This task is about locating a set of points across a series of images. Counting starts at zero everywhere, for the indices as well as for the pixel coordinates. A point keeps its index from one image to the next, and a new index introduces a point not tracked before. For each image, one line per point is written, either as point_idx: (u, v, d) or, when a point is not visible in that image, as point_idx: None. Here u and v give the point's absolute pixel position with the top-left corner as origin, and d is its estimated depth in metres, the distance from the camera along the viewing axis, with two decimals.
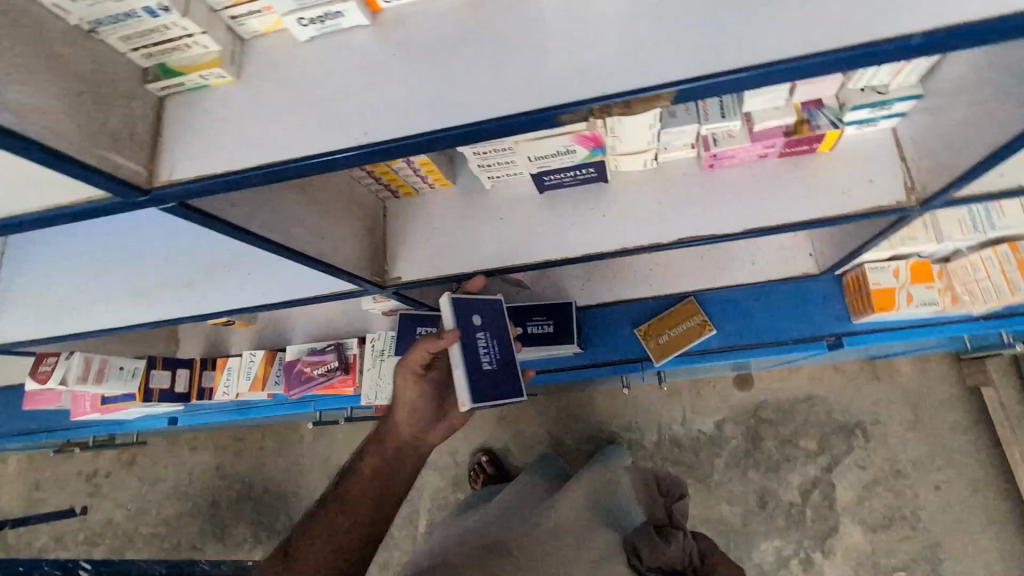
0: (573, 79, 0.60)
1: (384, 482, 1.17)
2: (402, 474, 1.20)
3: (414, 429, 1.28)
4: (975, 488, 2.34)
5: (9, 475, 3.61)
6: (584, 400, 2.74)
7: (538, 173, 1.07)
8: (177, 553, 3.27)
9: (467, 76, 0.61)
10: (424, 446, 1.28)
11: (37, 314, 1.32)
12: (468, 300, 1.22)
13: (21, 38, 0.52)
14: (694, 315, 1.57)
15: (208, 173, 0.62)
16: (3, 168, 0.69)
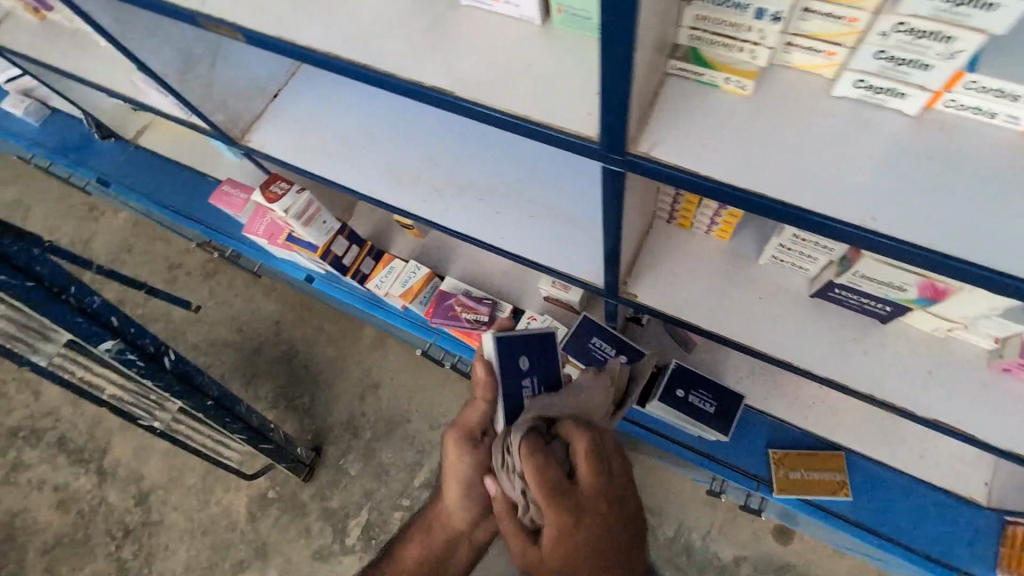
0: None
1: (446, 547, 1.44)
2: (460, 542, 1.45)
3: (465, 515, 1.40)
4: None
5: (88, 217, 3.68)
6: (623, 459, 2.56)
7: (831, 284, 1.03)
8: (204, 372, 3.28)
9: (991, 221, 0.60)
10: (473, 530, 1.44)
11: (299, 143, 1.38)
12: (514, 341, 1.22)
13: None
14: (837, 471, 1.51)
15: (693, 169, 0.64)
16: (477, 48, 0.72)
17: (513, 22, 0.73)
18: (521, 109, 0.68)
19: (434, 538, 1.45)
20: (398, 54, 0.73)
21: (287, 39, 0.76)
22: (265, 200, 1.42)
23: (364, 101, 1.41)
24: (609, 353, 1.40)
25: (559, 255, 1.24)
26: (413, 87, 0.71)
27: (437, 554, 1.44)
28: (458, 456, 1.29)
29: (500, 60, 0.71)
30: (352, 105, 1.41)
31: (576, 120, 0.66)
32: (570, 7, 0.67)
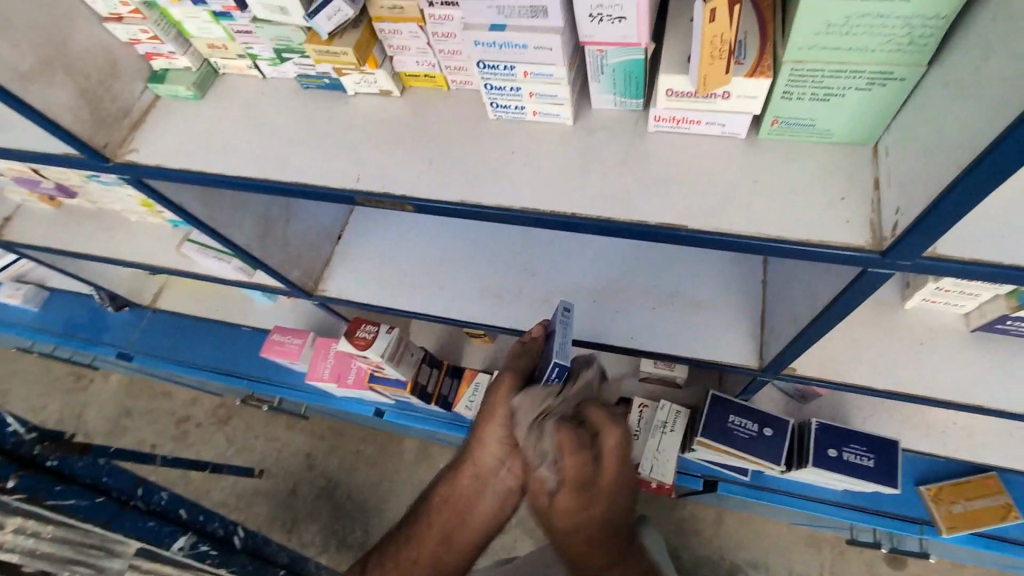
0: None
1: (461, 510, 0.98)
2: (487, 496, 0.96)
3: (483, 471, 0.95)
4: None
5: (65, 385, 3.31)
6: (714, 519, 2.37)
7: (1002, 318, 1.01)
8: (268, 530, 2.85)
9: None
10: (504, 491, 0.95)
11: (387, 282, 1.30)
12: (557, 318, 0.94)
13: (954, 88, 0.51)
14: (998, 495, 1.43)
15: (989, 260, 0.58)
16: (689, 177, 0.68)
17: (715, 141, 0.69)
18: (771, 231, 0.63)
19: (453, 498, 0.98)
20: (605, 197, 0.69)
21: (475, 203, 0.71)
22: (355, 348, 1.32)
23: (442, 226, 1.35)
24: (752, 429, 1.34)
25: (697, 345, 1.16)
26: (638, 229, 0.67)
27: (451, 515, 0.98)
28: (508, 391, 0.93)
29: (720, 184, 0.67)
30: (431, 232, 1.35)
31: (843, 233, 0.61)
32: (789, 118, 0.63)
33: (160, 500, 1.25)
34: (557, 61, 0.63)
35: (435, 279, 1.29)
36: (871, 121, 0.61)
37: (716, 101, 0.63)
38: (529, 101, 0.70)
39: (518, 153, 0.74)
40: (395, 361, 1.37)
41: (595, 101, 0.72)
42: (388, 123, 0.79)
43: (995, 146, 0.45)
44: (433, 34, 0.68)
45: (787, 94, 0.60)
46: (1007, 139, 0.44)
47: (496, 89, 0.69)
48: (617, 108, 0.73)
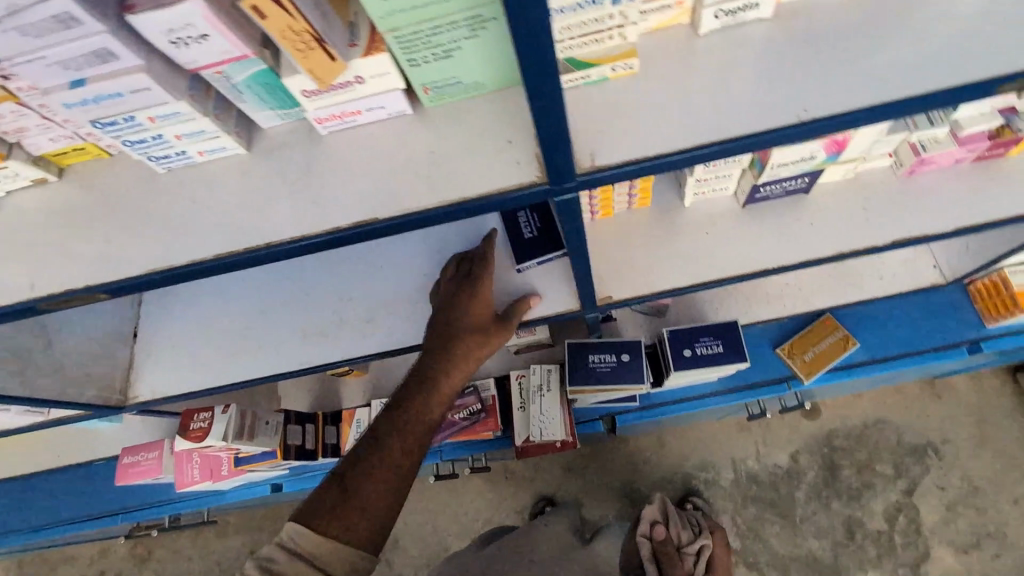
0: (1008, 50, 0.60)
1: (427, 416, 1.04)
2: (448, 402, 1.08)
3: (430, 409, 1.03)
4: (1016, 499, 2.58)
5: None
6: None
7: (755, 188, 1.10)
8: None
9: (896, 52, 0.62)
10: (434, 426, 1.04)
11: (201, 363, 1.21)
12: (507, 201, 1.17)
13: None
14: (837, 329, 1.60)
15: (638, 156, 0.61)
16: (375, 168, 0.66)
17: (388, 124, 0.67)
18: (455, 194, 0.63)
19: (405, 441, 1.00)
20: (296, 214, 0.65)
21: (166, 267, 0.65)
22: (194, 443, 1.21)
23: (245, 281, 1.27)
24: (611, 360, 1.37)
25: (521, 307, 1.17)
26: (337, 235, 0.64)
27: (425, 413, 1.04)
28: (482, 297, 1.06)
29: (401, 165, 0.66)
30: (234, 293, 1.26)
31: (515, 174, 0.62)
32: (434, 82, 0.63)
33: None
34: (167, 97, 0.58)
35: (251, 339, 1.22)
36: (503, 62, 0.62)
37: (354, 87, 0.61)
38: (183, 144, 0.65)
39: (201, 199, 0.68)
40: (245, 437, 1.25)
41: (261, 121, 0.68)
42: (54, 213, 0.70)
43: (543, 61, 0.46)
44: (32, 108, 0.60)
45: (412, 61, 0.60)
46: None
47: (137, 143, 0.64)
48: (288, 120, 0.69)
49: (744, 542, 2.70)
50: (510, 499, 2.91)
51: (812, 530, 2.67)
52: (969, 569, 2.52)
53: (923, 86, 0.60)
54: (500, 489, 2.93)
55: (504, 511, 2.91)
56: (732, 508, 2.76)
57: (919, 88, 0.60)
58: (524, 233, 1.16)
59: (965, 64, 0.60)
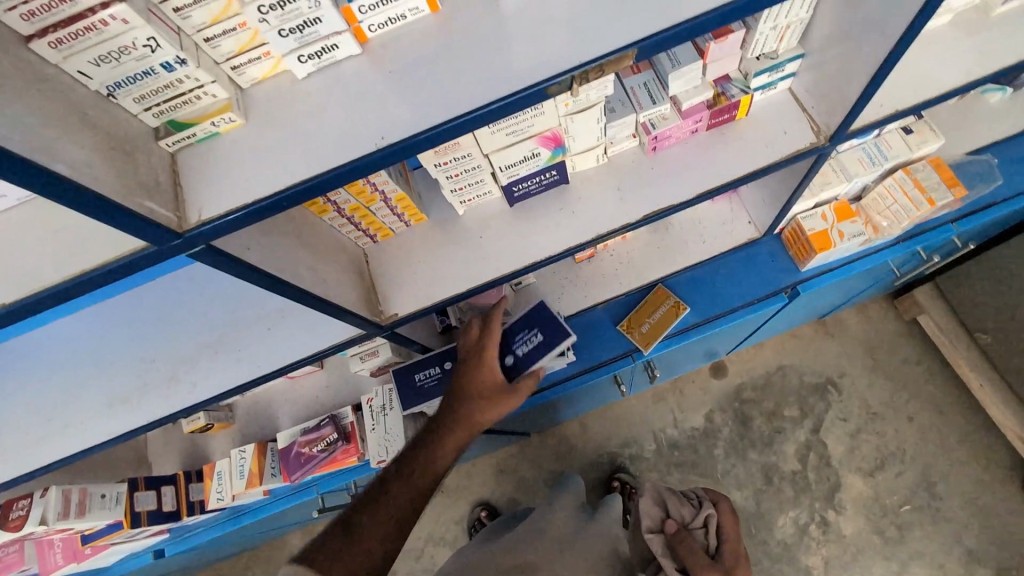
0: (555, 58, 0.67)
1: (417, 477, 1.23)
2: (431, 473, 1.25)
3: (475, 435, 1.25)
4: (912, 417, 2.72)
5: None
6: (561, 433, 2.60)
7: (507, 187, 1.16)
8: None
9: (467, 68, 0.68)
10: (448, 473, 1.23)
11: (3, 453, 1.19)
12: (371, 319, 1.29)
13: (57, 103, 0.56)
14: (667, 298, 1.69)
15: (241, 205, 0.65)
16: (8, 254, 0.68)
17: (22, 207, 0.71)
18: (74, 270, 0.65)
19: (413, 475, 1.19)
20: None
21: None
22: (14, 533, 1.21)
23: (50, 351, 1.24)
24: (436, 372, 1.41)
25: (314, 342, 1.19)
26: None
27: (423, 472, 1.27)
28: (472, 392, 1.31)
29: (32, 246, 0.68)
30: (41, 361, 1.24)
31: (129, 241, 0.65)
32: None
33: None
34: None
35: (53, 420, 1.21)
36: None
37: None
38: None
39: None
40: (74, 515, 1.26)
41: None
42: None
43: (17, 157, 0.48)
44: None
45: None
46: (11, 147, 0.48)
47: None
48: None
49: None
50: (448, 511, 2.93)
51: (733, 483, 2.75)
52: (878, 491, 2.64)
53: (483, 97, 0.66)
54: (436, 504, 2.96)
55: (444, 524, 2.92)
56: (657, 477, 2.82)
57: (483, 99, 0.66)
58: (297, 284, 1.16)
59: (519, 73, 0.67)
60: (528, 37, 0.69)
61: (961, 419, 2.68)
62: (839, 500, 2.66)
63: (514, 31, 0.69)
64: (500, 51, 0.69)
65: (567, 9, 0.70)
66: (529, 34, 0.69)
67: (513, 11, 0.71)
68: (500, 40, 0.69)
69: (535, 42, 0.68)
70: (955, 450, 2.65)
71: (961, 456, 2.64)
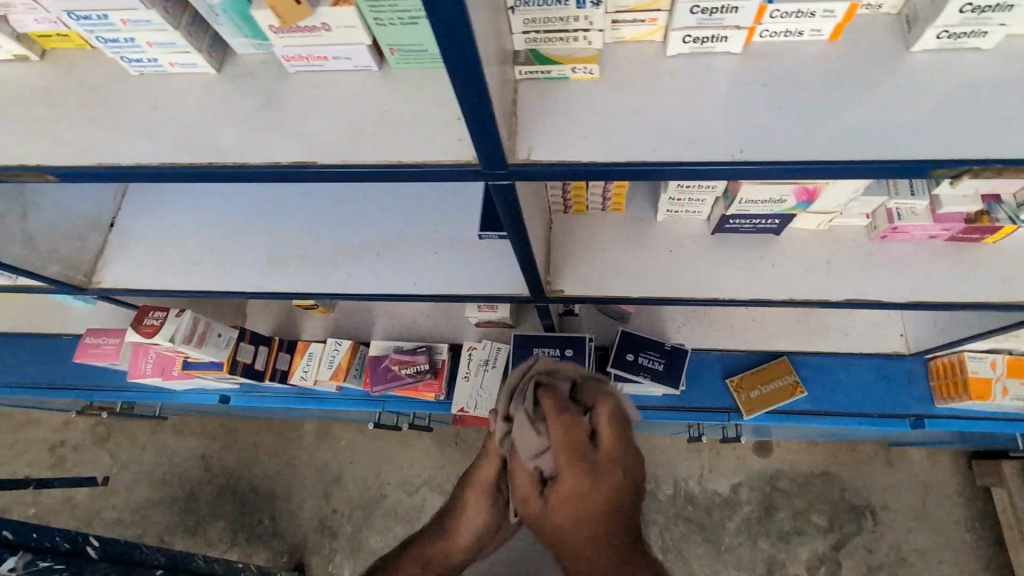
0: (952, 136, 0.60)
1: None
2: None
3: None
4: None
5: None
6: None
7: (725, 218, 1.11)
8: (180, 531, 2.89)
9: (849, 114, 0.62)
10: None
11: (161, 264, 1.25)
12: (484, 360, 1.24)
13: None
14: (787, 375, 1.61)
15: (571, 160, 0.63)
16: (328, 114, 0.68)
17: (352, 75, 0.69)
18: (391, 155, 0.65)
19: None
20: (246, 141, 0.68)
21: (113, 165, 0.68)
22: (143, 338, 1.27)
23: (234, 197, 1.31)
24: (555, 353, 1.42)
25: (473, 286, 1.19)
26: (269, 170, 0.66)
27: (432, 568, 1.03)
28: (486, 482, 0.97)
29: (353, 117, 0.68)
30: (218, 208, 1.30)
31: (452, 149, 0.64)
32: (402, 45, 0.65)
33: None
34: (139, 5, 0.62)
35: (214, 255, 1.26)
36: None
37: (320, 34, 0.64)
38: (154, 51, 0.67)
39: (165, 107, 0.71)
40: (194, 344, 1.31)
41: (234, 46, 0.70)
42: (24, 88, 0.74)
43: (462, 45, 0.48)
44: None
45: (379, 20, 0.62)
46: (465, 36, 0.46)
47: (111, 42, 0.67)
48: (259, 52, 0.71)
49: (665, 555, 2.72)
50: None
51: (732, 560, 2.69)
52: None
53: (865, 152, 0.60)
54: None
55: None
56: (662, 522, 2.78)
57: (861, 154, 0.60)
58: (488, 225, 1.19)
59: (911, 140, 0.60)
60: (930, 103, 0.62)
61: None
62: None
63: (913, 91, 0.63)
64: (892, 106, 0.62)
65: (973, 86, 0.63)
66: (927, 98, 0.62)
67: (918, 70, 0.64)
68: (894, 96, 0.63)
69: (937, 110, 0.61)
70: None
71: None
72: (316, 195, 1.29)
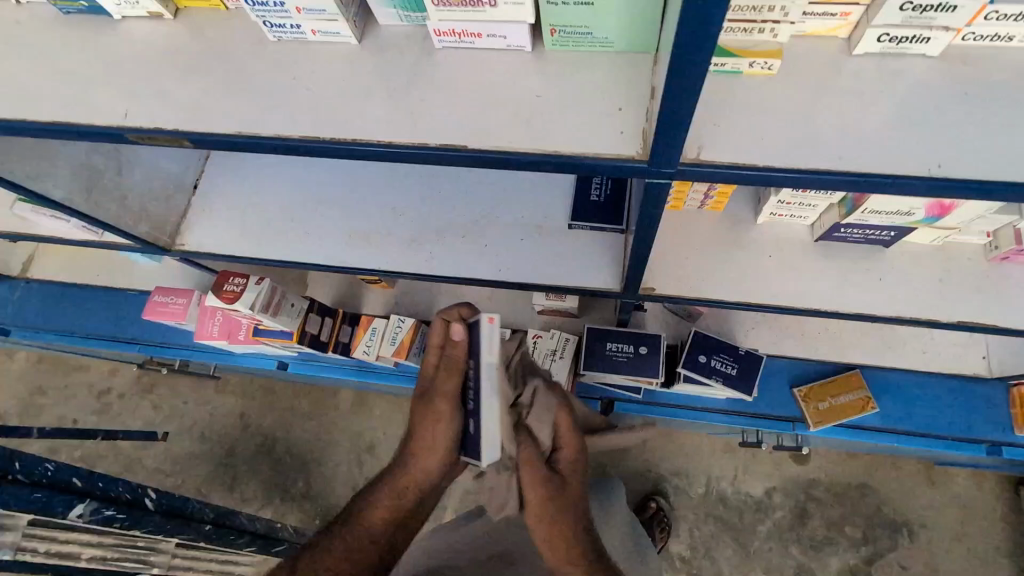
0: None
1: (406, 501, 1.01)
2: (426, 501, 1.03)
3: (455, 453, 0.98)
4: None
5: (9, 371, 3.29)
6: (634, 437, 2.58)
7: (837, 225, 1.04)
8: (217, 485, 2.98)
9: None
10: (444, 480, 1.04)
11: (244, 230, 1.24)
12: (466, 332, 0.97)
13: None
14: (859, 389, 1.56)
15: (746, 163, 0.58)
16: (476, 95, 0.64)
17: (502, 56, 0.65)
18: (548, 146, 0.61)
19: (407, 496, 1.00)
20: (391, 119, 0.65)
21: (253, 135, 0.66)
22: (224, 303, 1.27)
23: (315, 166, 1.28)
24: (628, 350, 1.38)
25: (559, 276, 1.16)
26: (418, 151, 0.64)
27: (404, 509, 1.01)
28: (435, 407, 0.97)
29: (504, 101, 0.64)
30: (299, 177, 1.28)
31: (615, 143, 0.60)
32: (564, 26, 0.61)
33: (44, 471, 1.31)
34: None
35: (295, 225, 1.24)
36: (639, 22, 0.59)
37: (485, 9, 0.60)
38: (301, 18, 0.64)
39: (304, 76, 0.68)
40: (270, 312, 1.31)
41: (380, 16, 0.67)
42: (158, 48, 0.72)
43: (692, 36, 0.44)
44: None
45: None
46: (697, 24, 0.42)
47: (260, 6, 0.63)
48: (404, 24, 0.68)
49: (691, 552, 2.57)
50: None
51: (761, 564, 2.53)
52: None
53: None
54: None
55: None
56: (691, 519, 2.62)
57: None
58: (579, 217, 1.16)
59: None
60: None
61: None
62: None
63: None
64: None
65: None
66: None
67: None
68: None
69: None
70: None
71: None
72: (399, 169, 1.25)
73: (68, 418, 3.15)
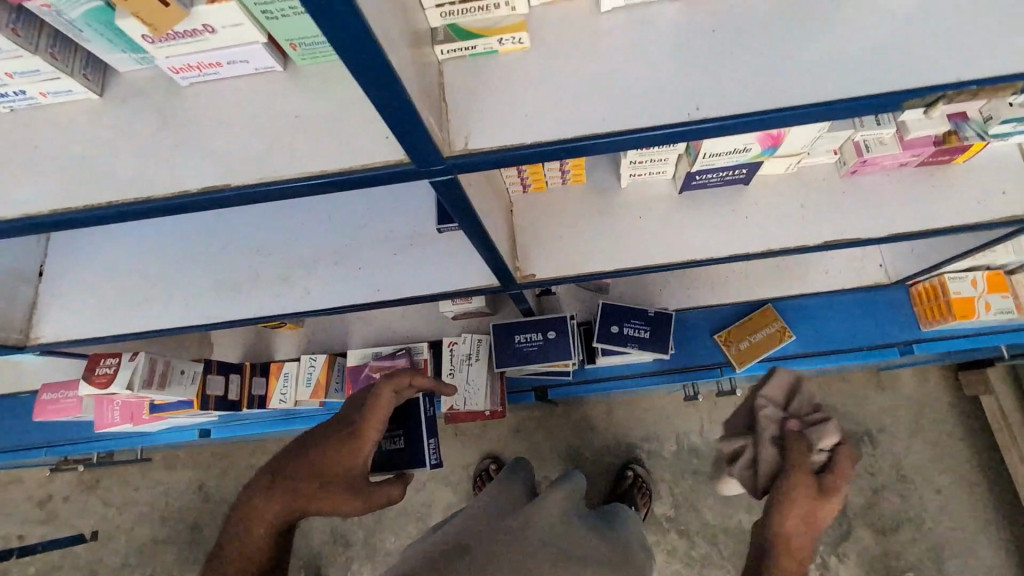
0: (909, 66, 0.55)
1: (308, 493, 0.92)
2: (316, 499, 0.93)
3: (351, 494, 0.93)
4: (966, 490, 2.38)
5: None
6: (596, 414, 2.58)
7: (690, 174, 1.05)
8: (189, 565, 2.83)
9: (813, 44, 0.56)
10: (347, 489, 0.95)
11: (102, 308, 1.16)
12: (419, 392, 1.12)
13: None
14: (773, 321, 1.60)
15: (512, 144, 0.56)
16: (233, 129, 0.60)
17: (254, 81, 0.61)
18: (311, 168, 0.57)
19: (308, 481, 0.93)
20: (145, 173, 0.60)
21: None
22: (98, 389, 1.18)
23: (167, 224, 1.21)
24: (538, 338, 1.36)
25: (438, 283, 1.13)
26: (185, 199, 0.59)
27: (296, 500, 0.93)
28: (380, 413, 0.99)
29: (264, 127, 0.60)
30: (151, 240, 1.20)
31: (379, 150, 0.57)
32: (303, 39, 0.57)
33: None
34: None
35: (157, 290, 1.17)
36: None
37: (205, 36, 0.55)
38: (17, 82, 0.58)
39: (45, 145, 0.62)
40: (156, 386, 1.23)
41: (114, 63, 0.61)
42: None
43: (370, 29, 0.41)
44: None
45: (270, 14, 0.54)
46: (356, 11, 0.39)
47: None
48: (145, 67, 0.63)
49: (676, 511, 2.54)
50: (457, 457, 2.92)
51: (743, 504, 2.50)
52: (886, 552, 2.36)
53: (835, 93, 0.54)
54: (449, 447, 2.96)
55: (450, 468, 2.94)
56: (670, 479, 2.58)
57: (827, 94, 0.55)
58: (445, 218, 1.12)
59: (886, 73, 0.55)
60: (902, 20, 0.56)
61: (1008, 513, 2.33)
62: (844, 549, 2.39)
63: (880, 12, 0.57)
64: (863, 31, 0.56)
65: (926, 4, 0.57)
66: (878, 21, 0.57)
67: None
68: (863, 12, 0.57)
69: (906, 28, 0.56)
70: (981, 542, 2.33)
71: (984, 550, 2.32)
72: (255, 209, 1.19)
73: (15, 534, 2.95)
